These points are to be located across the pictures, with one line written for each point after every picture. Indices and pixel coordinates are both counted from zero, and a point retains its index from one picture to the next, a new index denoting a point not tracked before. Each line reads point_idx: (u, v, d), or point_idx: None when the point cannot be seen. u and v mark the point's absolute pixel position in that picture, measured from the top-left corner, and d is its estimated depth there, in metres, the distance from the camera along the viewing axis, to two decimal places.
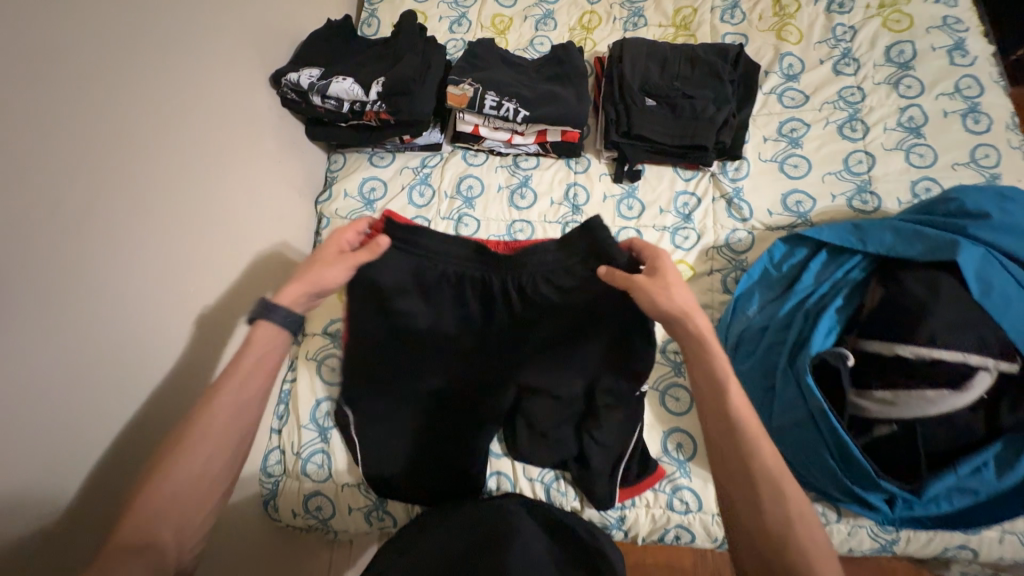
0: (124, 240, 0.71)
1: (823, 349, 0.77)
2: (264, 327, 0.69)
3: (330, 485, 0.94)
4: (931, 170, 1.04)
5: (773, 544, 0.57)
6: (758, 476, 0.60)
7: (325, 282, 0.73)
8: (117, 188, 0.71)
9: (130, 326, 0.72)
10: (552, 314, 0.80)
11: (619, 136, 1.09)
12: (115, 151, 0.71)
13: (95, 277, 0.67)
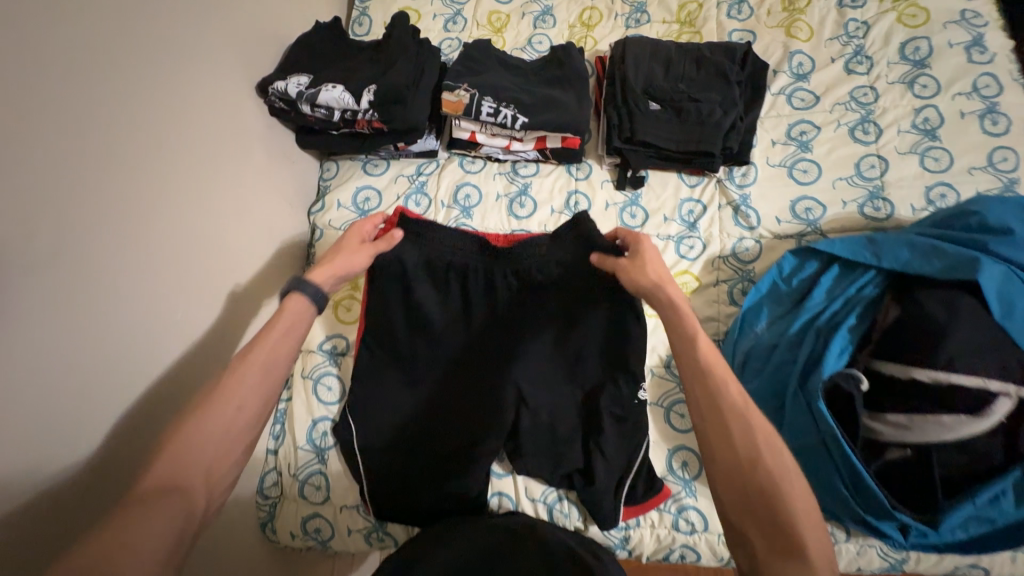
0: (110, 268, 0.68)
1: (834, 370, 0.74)
2: (297, 297, 0.74)
3: (329, 507, 0.92)
4: (946, 174, 0.99)
5: (746, 474, 0.58)
6: (726, 410, 0.62)
7: (351, 267, 0.80)
8: (100, 213, 0.67)
9: (114, 361, 0.69)
10: (545, 299, 0.87)
11: (621, 141, 1.05)
12: (97, 174, 0.67)
13: (75, 313, 0.64)
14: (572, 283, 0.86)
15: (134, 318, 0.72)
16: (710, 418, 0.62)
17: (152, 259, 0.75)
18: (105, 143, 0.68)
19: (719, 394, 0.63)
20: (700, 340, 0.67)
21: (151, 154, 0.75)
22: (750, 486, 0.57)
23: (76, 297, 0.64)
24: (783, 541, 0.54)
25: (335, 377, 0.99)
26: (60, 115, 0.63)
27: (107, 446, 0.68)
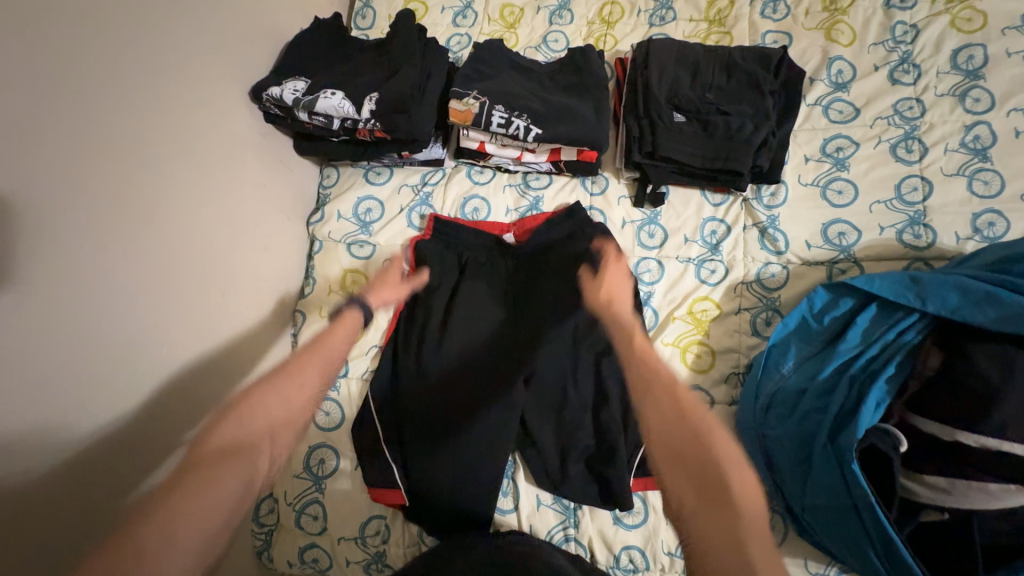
0: (76, 315, 0.65)
1: (870, 427, 0.68)
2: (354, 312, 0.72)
3: (327, 538, 0.90)
4: (995, 201, 0.91)
5: (671, 427, 0.54)
6: (650, 371, 0.59)
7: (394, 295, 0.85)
8: (66, 258, 0.64)
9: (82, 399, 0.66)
10: (546, 264, 0.96)
11: (642, 156, 0.97)
12: (62, 216, 0.63)
13: (40, 357, 0.61)
14: (565, 243, 0.97)
15: (106, 360, 0.69)
16: (637, 381, 0.59)
17: (126, 297, 0.71)
18: (69, 180, 0.64)
19: (643, 360, 0.61)
20: (632, 328, 0.67)
21: (123, 185, 0.70)
22: (674, 438, 0.53)
23: (40, 350, 0.61)
24: (710, 490, 0.49)
25: (335, 402, 0.96)
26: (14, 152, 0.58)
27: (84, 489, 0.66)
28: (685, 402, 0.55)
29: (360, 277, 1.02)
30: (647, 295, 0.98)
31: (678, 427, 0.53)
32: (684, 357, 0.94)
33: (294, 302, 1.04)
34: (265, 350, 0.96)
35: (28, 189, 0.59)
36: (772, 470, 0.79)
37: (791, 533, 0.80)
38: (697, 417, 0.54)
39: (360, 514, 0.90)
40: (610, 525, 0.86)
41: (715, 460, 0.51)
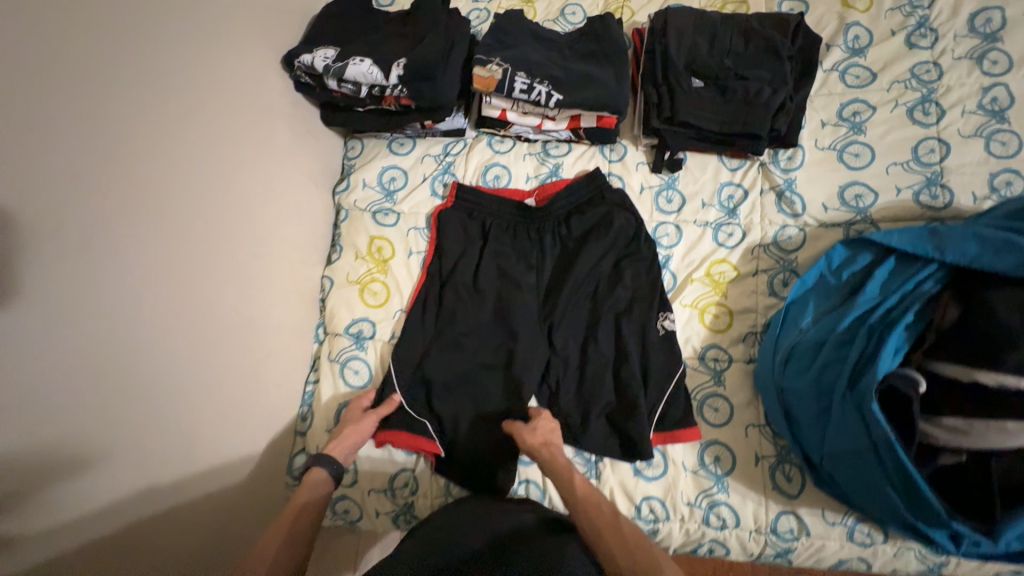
0: (128, 262, 0.67)
1: (890, 372, 0.70)
2: (315, 473, 0.80)
3: (357, 490, 0.94)
4: (1013, 160, 0.92)
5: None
6: (602, 525, 0.73)
7: (360, 437, 0.87)
8: (120, 208, 0.66)
9: (147, 336, 0.70)
10: (569, 231, 1.00)
11: (660, 122, 0.99)
12: (114, 160, 0.66)
13: (106, 292, 0.65)
14: (588, 209, 1.00)
15: (164, 302, 0.72)
16: (592, 539, 0.72)
17: (174, 250, 0.74)
18: (126, 129, 0.67)
19: (594, 511, 0.75)
20: (572, 473, 0.80)
21: (166, 142, 0.73)
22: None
23: (99, 290, 0.64)
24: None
25: (362, 361, 0.98)
26: (66, 99, 0.60)
27: (149, 420, 0.70)
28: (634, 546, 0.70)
29: (385, 243, 1.05)
30: (665, 259, 1.00)
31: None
32: (702, 318, 0.96)
33: (320, 269, 1.07)
34: (296, 311, 1.00)
35: (81, 132, 0.62)
36: (792, 421, 0.81)
37: (808, 484, 0.85)
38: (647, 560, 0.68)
39: (388, 467, 0.94)
40: (631, 477, 0.89)
41: None
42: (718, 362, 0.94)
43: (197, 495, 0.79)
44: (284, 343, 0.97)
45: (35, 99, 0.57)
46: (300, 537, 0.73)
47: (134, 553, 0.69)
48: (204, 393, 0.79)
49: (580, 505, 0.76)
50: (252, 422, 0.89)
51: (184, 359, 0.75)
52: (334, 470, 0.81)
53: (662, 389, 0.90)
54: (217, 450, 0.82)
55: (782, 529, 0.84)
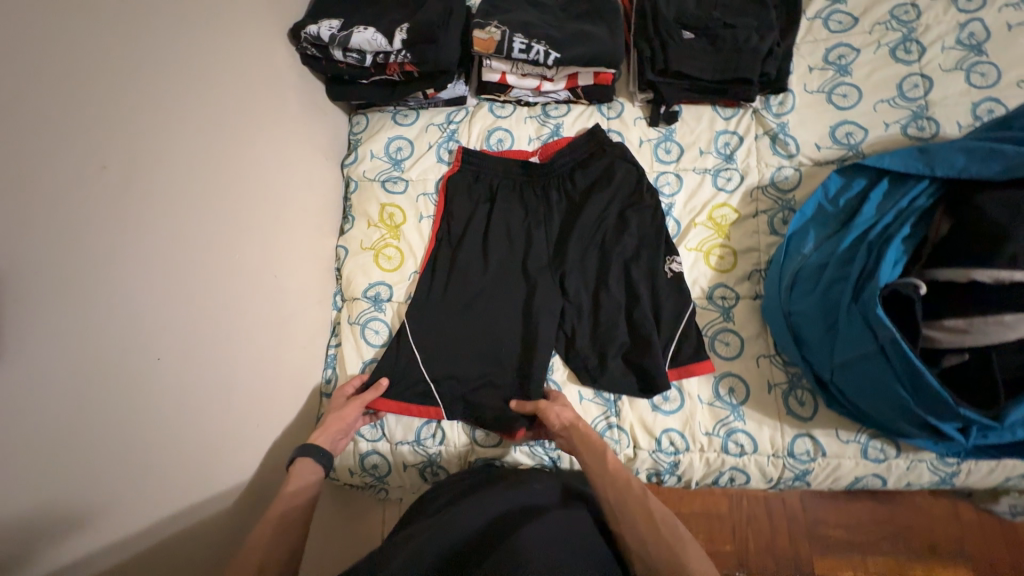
0: (161, 217, 0.72)
1: (891, 280, 0.73)
2: (303, 464, 0.82)
3: (384, 444, 0.96)
4: (993, 90, 0.96)
5: (649, 550, 0.68)
6: (628, 496, 0.74)
7: (347, 424, 0.90)
8: (149, 167, 0.71)
9: (177, 287, 0.73)
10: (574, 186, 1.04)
11: (654, 75, 1.03)
12: (139, 117, 0.70)
13: (139, 241, 0.68)
14: (592, 162, 1.04)
15: (190, 256, 0.76)
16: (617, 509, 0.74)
17: (200, 210, 0.78)
18: (147, 90, 0.71)
19: (621, 483, 0.76)
20: (602, 445, 0.82)
21: (187, 107, 0.77)
22: (654, 558, 0.67)
23: (129, 238, 0.67)
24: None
25: (382, 322, 1.01)
26: (95, 61, 0.64)
27: (183, 367, 0.74)
28: (658, 520, 0.70)
29: (396, 210, 1.08)
30: (668, 206, 1.03)
31: (652, 549, 0.67)
32: (707, 260, 0.99)
33: (335, 239, 1.10)
34: (315, 279, 1.03)
35: (109, 88, 0.66)
36: (801, 343, 0.84)
37: (821, 407, 0.88)
38: (671, 535, 0.67)
39: (413, 421, 0.97)
40: (649, 412, 0.92)
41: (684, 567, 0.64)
42: (726, 300, 0.97)
43: (234, 447, 0.83)
44: (306, 308, 1.00)
45: (69, 60, 0.61)
46: (296, 521, 0.74)
47: (182, 495, 0.74)
48: (229, 347, 0.83)
49: (608, 477, 0.78)
50: (280, 381, 0.93)
51: (213, 315, 0.80)
52: (320, 459, 0.83)
53: (673, 327, 0.93)
54: (247, 404, 0.86)
55: (798, 451, 0.87)
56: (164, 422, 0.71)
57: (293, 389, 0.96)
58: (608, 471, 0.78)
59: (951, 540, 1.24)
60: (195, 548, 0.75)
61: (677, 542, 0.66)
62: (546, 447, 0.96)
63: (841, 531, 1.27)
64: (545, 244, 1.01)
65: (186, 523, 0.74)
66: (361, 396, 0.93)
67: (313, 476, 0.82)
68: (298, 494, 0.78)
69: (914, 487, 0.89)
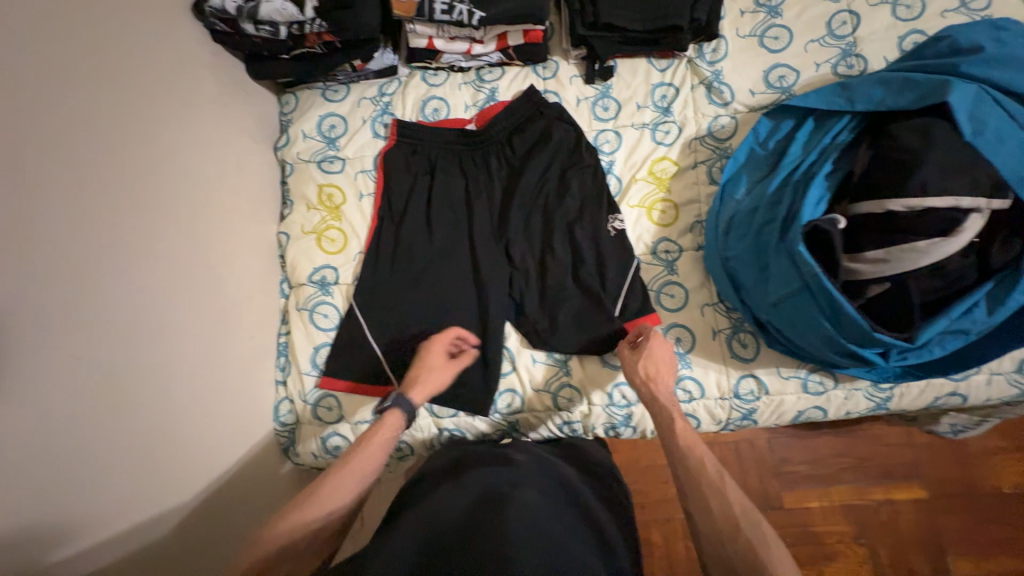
0: (73, 213, 0.68)
1: (813, 217, 0.75)
2: (393, 415, 0.80)
3: (344, 426, 0.96)
4: (918, 22, 0.97)
5: (722, 540, 0.65)
6: (703, 479, 0.71)
7: (437, 382, 0.87)
8: (53, 157, 0.66)
9: (100, 282, 0.70)
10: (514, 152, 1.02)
11: (585, 28, 1.00)
12: (33, 101, 0.64)
13: (50, 235, 0.64)
14: (529, 124, 1.02)
15: (111, 249, 0.72)
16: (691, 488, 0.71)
17: (119, 203, 0.74)
18: (38, 70, 0.66)
19: (693, 464, 0.73)
20: (674, 421, 0.78)
21: (88, 93, 0.72)
22: (725, 548, 0.64)
23: (38, 233, 0.63)
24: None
25: (331, 306, 1.00)
26: None
27: (122, 364, 0.71)
28: (736, 508, 0.66)
29: (335, 190, 1.05)
30: (609, 164, 1.03)
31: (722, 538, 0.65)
32: (650, 215, 0.99)
33: (275, 226, 1.07)
34: (257, 267, 1.01)
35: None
36: (739, 287, 0.86)
37: (762, 348, 0.91)
38: (747, 528, 0.64)
39: (370, 400, 0.96)
40: (599, 369, 0.94)
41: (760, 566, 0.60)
42: (670, 254, 0.98)
43: (189, 442, 0.81)
44: (249, 297, 0.97)
45: None
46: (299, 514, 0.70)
47: (139, 497, 0.73)
48: (170, 341, 0.80)
49: (678, 458, 0.74)
50: (231, 374, 0.91)
51: (148, 312, 0.77)
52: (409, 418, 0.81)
53: (619, 284, 0.94)
54: (197, 398, 0.84)
55: (743, 391, 0.91)
56: (109, 422, 0.69)
57: (246, 381, 0.95)
58: (678, 449, 0.75)
59: (907, 464, 1.32)
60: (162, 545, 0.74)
61: (754, 534, 0.63)
62: (503, 412, 0.96)
63: (805, 467, 1.33)
64: (488, 212, 1.00)
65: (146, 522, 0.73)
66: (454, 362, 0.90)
67: (394, 435, 0.79)
68: (383, 451, 0.77)
69: (854, 415, 0.94)
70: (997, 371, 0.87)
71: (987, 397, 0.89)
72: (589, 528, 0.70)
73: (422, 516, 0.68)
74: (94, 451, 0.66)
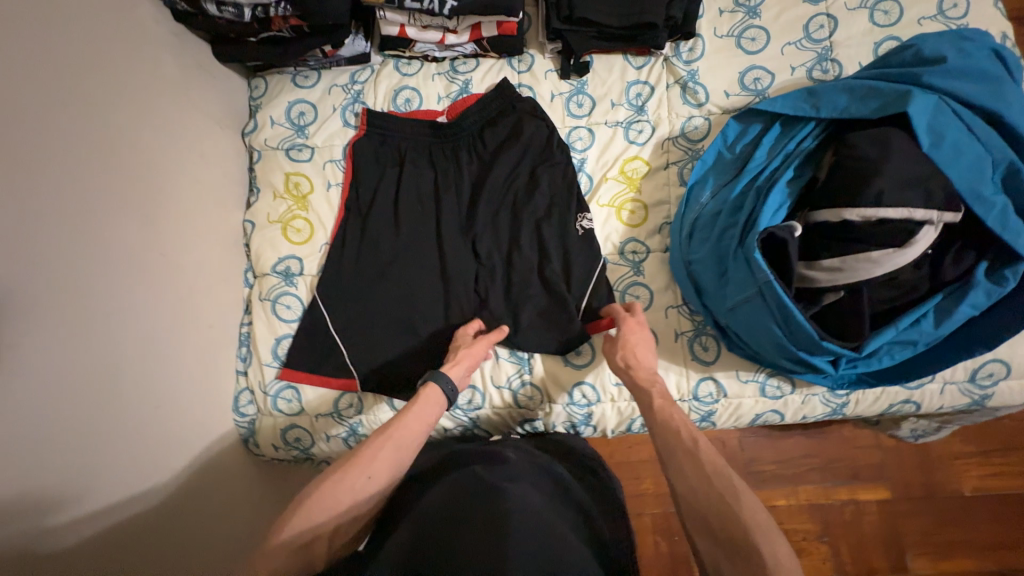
0: (20, 196, 0.65)
1: (771, 224, 0.75)
2: (432, 390, 0.79)
3: (305, 418, 0.96)
4: (894, 28, 0.96)
5: (702, 498, 0.64)
6: (678, 447, 0.70)
7: (475, 360, 0.86)
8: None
9: (52, 267, 0.68)
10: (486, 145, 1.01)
11: (560, 22, 0.99)
12: None
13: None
14: (500, 118, 1.01)
15: (63, 234, 0.70)
16: (669, 458, 0.70)
17: (73, 186, 0.72)
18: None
19: (671, 435, 0.72)
20: (653, 396, 0.78)
21: (30, 69, 0.68)
22: (705, 511, 0.63)
23: None
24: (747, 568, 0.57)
25: (294, 297, 0.99)
26: None
27: (75, 352, 0.70)
28: (710, 469, 0.66)
29: (302, 178, 1.04)
30: (580, 162, 1.01)
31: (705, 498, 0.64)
32: (619, 215, 0.99)
33: (241, 213, 1.05)
34: (220, 256, 0.99)
35: None
36: (701, 290, 0.87)
37: (723, 351, 0.91)
38: (725, 489, 0.63)
39: (330, 392, 0.96)
40: (561, 367, 0.94)
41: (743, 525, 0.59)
42: (637, 254, 0.97)
43: (148, 431, 0.80)
44: (210, 285, 0.96)
45: None
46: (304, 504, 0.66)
47: (85, 492, 0.70)
48: (128, 329, 0.78)
49: (658, 429, 0.74)
50: (192, 363, 0.90)
51: (104, 300, 0.75)
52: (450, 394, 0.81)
53: (585, 283, 0.93)
54: (156, 388, 0.83)
55: (702, 394, 0.91)
56: (59, 411, 0.67)
57: (205, 371, 0.93)
58: (658, 424, 0.74)
59: (872, 467, 1.34)
60: (118, 534, 0.73)
61: (730, 492, 0.63)
62: (464, 409, 0.96)
63: (773, 466, 1.35)
64: (457, 206, 0.99)
65: (104, 508, 0.72)
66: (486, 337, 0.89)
67: (435, 411, 0.79)
68: (423, 426, 0.76)
69: (810, 420, 0.95)
70: (951, 380, 0.88)
71: (940, 405, 0.91)
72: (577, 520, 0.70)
73: (414, 514, 0.67)
74: (42, 440, 0.65)
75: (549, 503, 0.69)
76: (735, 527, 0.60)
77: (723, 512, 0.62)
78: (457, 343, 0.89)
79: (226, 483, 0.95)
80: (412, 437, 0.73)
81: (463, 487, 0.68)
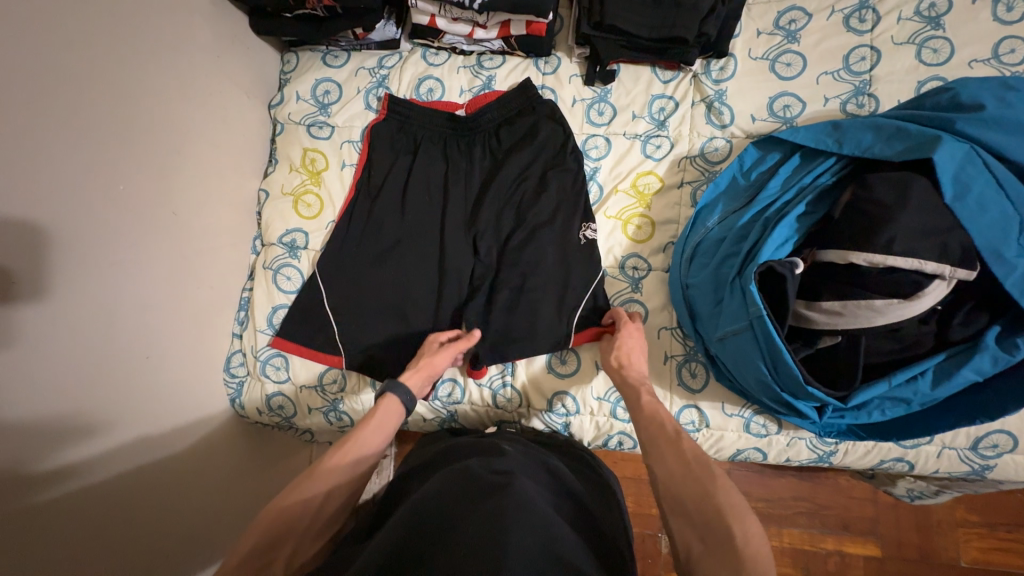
0: (49, 146, 0.69)
1: (772, 257, 0.72)
2: (388, 401, 0.79)
3: (290, 387, 0.99)
4: (941, 68, 0.91)
5: (679, 483, 0.63)
6: (660, 438, 0.69)
7: (437, 370, 0.87)
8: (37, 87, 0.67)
9: (73, 217, 0.72)
10: (501, 142, 1.01)
11: (590, 27, 0.97)
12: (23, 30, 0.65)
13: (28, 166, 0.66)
14: (518, 118, 1.01)
15: (87, 186, 0.74)
16: (649, 446, 0.70)
17: (101, 142, 0.76)
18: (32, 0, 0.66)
19: (656, 427, 0.71)
20: (642, 394, 0.77)
21: (65, 22, 0.71)
22: (681, 494, 0.62)
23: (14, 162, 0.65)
24: (716, 545, 0.55)
25: (295, 270, 1.01)
26: None
27: (85, 300, 0.74)
28: (689, 459, 0.64)
29: (318, 155, 1.06)
30: (593, 171, 1.00)
31: (681, 485, 0.62)
32: (625, 228, 0.97)
33: (257, 182, 1.09)
34: (233, 221, 1.02)
35: None
36: (695, 315, 0.85)
37: (711, 381, 0.89)
38: (703, 474, 0.62)
39: (318, 366, 0.99)
40: (545, 374, 0.94)
41: (720, 513, 0.57)
42: (637, 271, 0.95)
43: (144, 383, 0.84)
44: (219, 249, 0.99)
45: None
46: (287, 512, 0.63)
47: (68, 433, 0.72)
48: (138, 284, 0.82)
49: (643, 419, 0.74)
50: (193, 321, 0.94)
51: (119, 253, 0.79)
52: (406, 400, 0.81)
53: (580, 293, 0.92)
54: (158, 342, 0.86)
55: (684, 421, 0.89)
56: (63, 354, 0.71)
57: (204, 330, 0.97)
58: (643, 420, 0.73)
59: (866, 521, 1.28)
60: (104, 476, 0.77)
61: (707, 477, 0.61)
62: (444, 401, 0.97)
63: (761, 505, 1.31)
64: (464, 200, 1.00)
65: (96, 450, 0.76)
66: (453, 345, 0.90)
67: (396, 417, 0.79)
68: (380, 439, 0.75)
69: (793, 464, 0.92)
70: (951, 445, 0.84)
71: (935, 468, 0.86)
72: (574, 511, 0.68)
73: (411, 500, 0.65)
74: (43, 381, 0.68)
75: (549, 499, 0.67)
76: (709, 510, 0.58)
77: (700, 500, 0.60)
78: (424, 351, 0.90)
79: (213, 439, 0.98)
80: (368, 449, 0.72)
81: (462, 483, 0.66)
